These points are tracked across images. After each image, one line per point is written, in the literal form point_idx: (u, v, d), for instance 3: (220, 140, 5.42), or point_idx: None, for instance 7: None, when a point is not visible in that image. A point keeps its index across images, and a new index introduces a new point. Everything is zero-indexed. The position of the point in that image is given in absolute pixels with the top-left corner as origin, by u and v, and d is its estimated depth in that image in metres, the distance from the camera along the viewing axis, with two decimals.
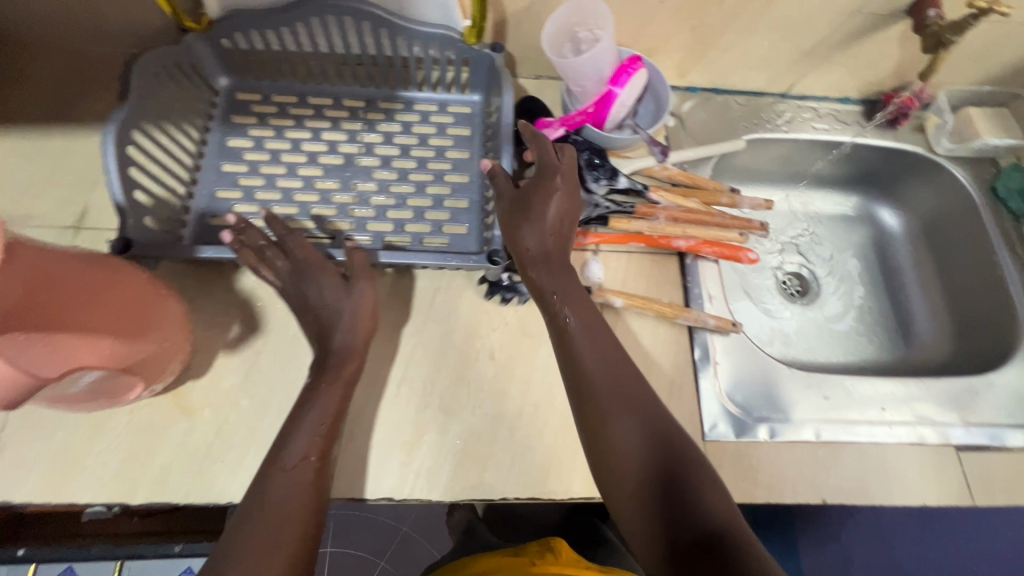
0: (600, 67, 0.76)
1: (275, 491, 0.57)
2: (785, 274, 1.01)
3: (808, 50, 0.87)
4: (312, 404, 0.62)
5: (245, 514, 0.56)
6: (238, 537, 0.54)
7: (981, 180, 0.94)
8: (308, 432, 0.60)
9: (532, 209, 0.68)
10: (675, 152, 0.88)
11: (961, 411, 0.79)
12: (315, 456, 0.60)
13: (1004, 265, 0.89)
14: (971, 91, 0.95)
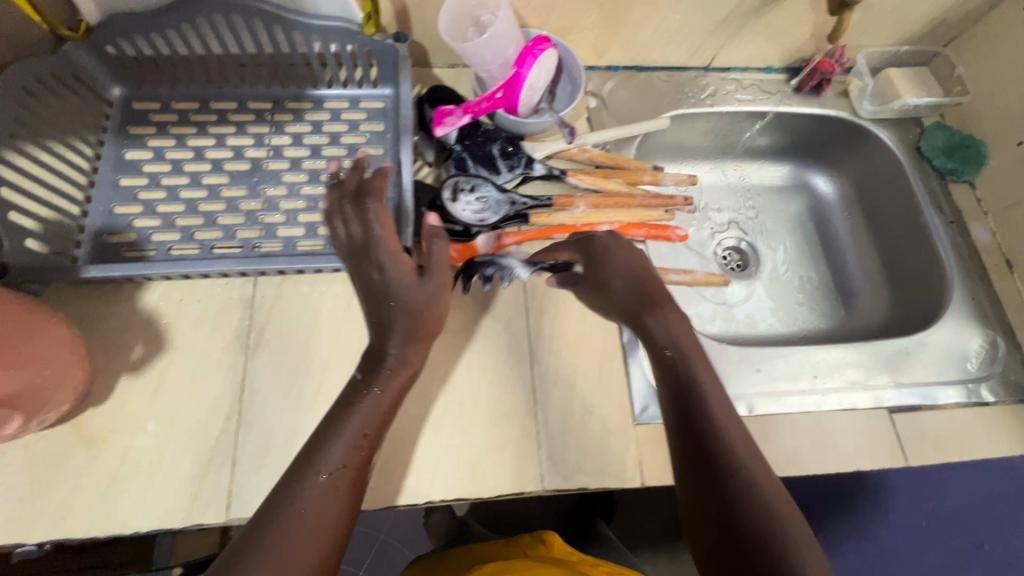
0: (504, 50, 0.74)
1: (299, 502, 0.49)
2: (723, 250, 1.01)
3: (721, 20, 0.85)
4: (355, 407, 0.54)
5: (263, 527, 0.47)
6: (246, 556, 0.45)
7: (905, 141, 0.94)
8: (344, 441, 0.52)
9: (614, 275, 0.67)
10: (594, 133, 0.85)
11: (892, 372, 0.79)
12: (349, 465, 0.52)
13: (931, 223, 0.89)
14: (890, 52, 0.94)
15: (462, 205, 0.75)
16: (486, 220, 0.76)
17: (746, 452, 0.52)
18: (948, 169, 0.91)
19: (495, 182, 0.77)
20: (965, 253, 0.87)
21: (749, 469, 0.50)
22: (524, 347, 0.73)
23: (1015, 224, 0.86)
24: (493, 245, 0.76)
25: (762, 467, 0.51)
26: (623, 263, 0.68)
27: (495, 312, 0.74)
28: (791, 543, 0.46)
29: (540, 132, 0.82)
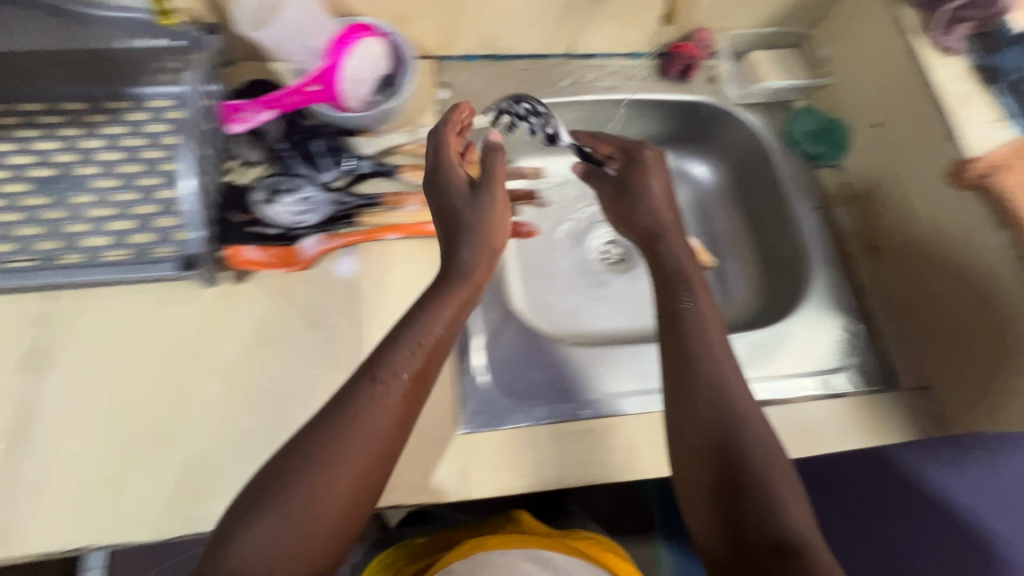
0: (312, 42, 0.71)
1: (366, 412, 0.47)
2: (599, 247, 1.00)
3: (566, 5, 0.81)
4: (430, 319, 0.53)
5: (332, 437, 0.46)
6: (296, 478, 0.44)
7: (773, 126, 0.91)
8: (425, 348, 0.52)
9: (635, 188, 0.78)
10: (435, 127, 0.80)
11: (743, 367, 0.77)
12: (408, 390, 0.50)
13: (796, 211, 0.86)
14: (755, 34, 0.91)
15: (280, 206, 0.71)
16: (308, 222, 0.72)
17: (726, 392, 0.56)
18: (814, 154, 0.88)
19: (316, 183, 0.73)
20: (828, 241, 0.85)
21: (737, 416, 0.54)
22: (349, 358, 0.69)
23: (875, 207, 0.82)
24: (318, 249, 0.73)
25: (753, 408, 0.55)
26: (650, 199, 0.77)
27: (319, 320, 0.71)
28: (771, 482, 0.49)
29: (376, 124, 0.78)
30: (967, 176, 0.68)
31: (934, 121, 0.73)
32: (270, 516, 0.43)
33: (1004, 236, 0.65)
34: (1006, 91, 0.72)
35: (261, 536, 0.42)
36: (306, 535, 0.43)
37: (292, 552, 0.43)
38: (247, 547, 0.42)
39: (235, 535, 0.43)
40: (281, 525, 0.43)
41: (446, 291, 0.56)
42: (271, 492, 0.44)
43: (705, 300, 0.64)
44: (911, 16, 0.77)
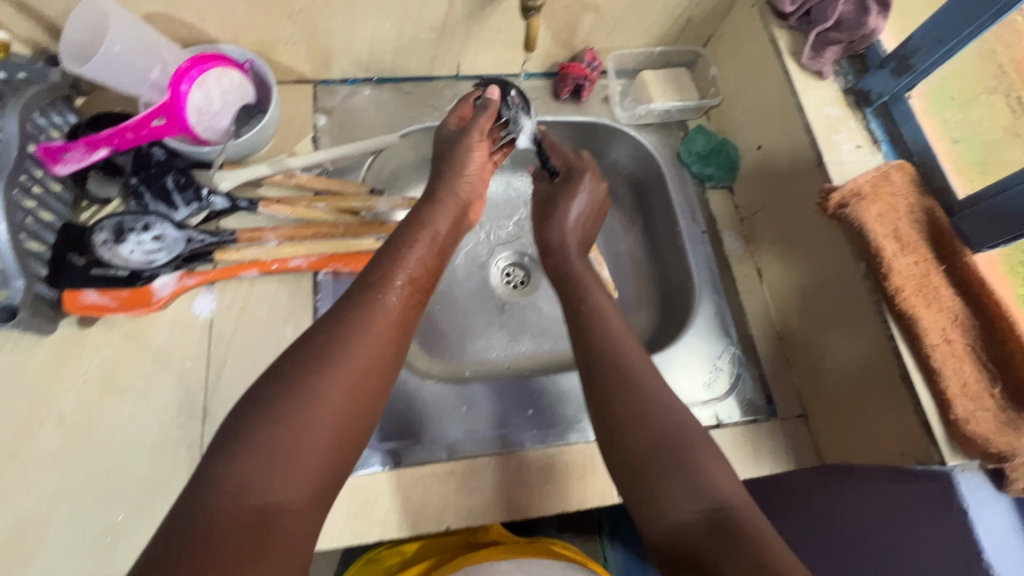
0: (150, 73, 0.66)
1: (367, 323, 0.54)
2: (504, 266, 0.98)
3: (442, 28, 0.79)
4: (409, 249, 0.62)
5: (330, 349, 0.52)
6: (315, 390, 0.49)
7: (666, 146, 0.90)
8: (405, 271, 0.60)
9: (558, 206, 0.79)
10: (301, 155, 0.77)
11: None
12: (399, 307, 0.58)
13: (683, 232, 0.84)
14: (647, 54, 0.90)
15: (127, 246, 0.67)
16: (158, 261, 0.68)
17: (638, 368, 0.59)
18: (705, 175, 0.87)
19: (168, 221, 0.69)
20: (715, 264, 0.83)
21: (647, 383, 0.58)
22: (198, 403, 0.66)
23: (761, 230, 0.82)
24: (173, 288, 0.69)
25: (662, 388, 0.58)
26: (573, 220, 0.78)
27: (169, 365, 0.68)
28: (688, 454, 0.53)
29: (242, 156, 0.76)
30: (826, 208, 0.66)
31: (805, 146, 0.72)
32: (259, 452, 0.45)
33: (863, 266, 0.65)
34: (874, 115, 0.72)
35: (246, 465, 0.45)
36: (298, 464, 0.46)
37: (291, 482, 0.46)
38: (248, 489, 0.44)
39: (224, 480, 0.44)
40: (270, 460, 0.45)
41: (420, 220, 0.66)
42: (274, 418, 0.47)
43: (605, 297, 0.69)
44: (785, 38, 0.76)
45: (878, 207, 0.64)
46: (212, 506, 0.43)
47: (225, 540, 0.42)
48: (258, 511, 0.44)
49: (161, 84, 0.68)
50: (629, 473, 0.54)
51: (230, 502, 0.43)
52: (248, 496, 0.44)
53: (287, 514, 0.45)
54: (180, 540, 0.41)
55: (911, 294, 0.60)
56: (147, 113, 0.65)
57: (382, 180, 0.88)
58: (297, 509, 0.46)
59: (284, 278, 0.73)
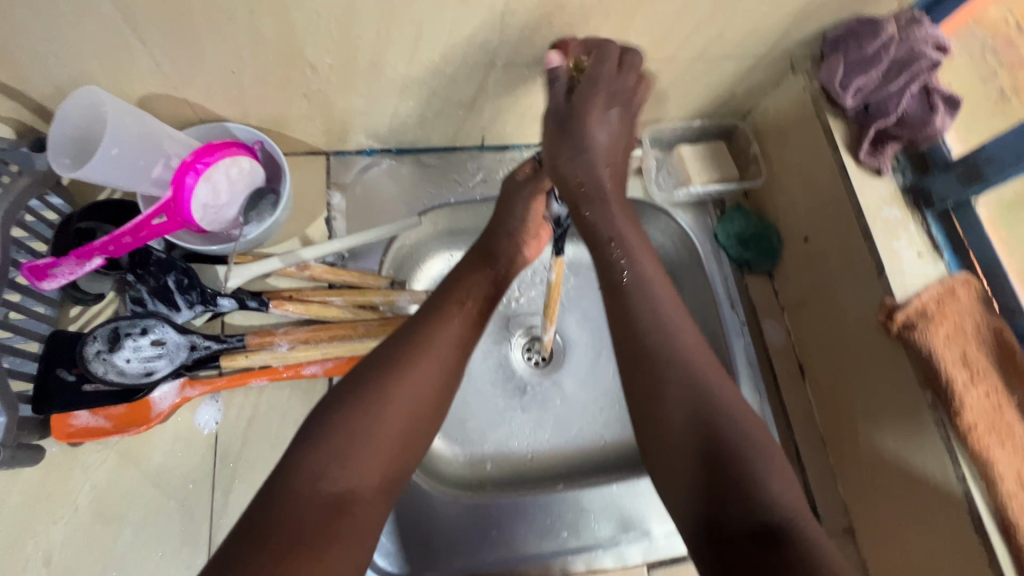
0: (150, 168, 0.59)
1: (435, 336, 0.55)
2: (529, 342, 0.89)
3: (470, 104, 0.72)
4: (473, 270, 0.63)
5: (401, 355, 0.53)
6: (386, 396, 0.50)
7: (703, 225, 0.84)
8: (471, 292, 0.61)
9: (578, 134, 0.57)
10: (316, 245, 0.70)
11: (656, 519, 0.70)
12: (465, 321, 0.58)
13: (725, 323, 0.79)
14: (684, 126, 0.84)
15: (124, 353, 0.60)
16: (158, 371, 0.62)
17: (698, 364, 0.53)
18: (743, 260, 0.81)
19: (167, 327, 0.62)
20: (755, 359, 0.77)
21: (709, 390, 0.51)
22: (202, 533, 0.60)
23: (805, 325, 0.77)
24: (174, 399, 0.63)
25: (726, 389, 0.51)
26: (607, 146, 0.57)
27: (170, 488, 0.61)
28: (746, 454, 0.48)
29: (248, 249, 0.69)
30: (889, 327, 0.62)
31: (859, 250, 0.68)
32: (336, 444, 0.47)
33: (929, 395, 0.60)
34: (934, 218, 0.67)
35: (324, 455, 0.47)
36: (368, 458, 0.48)
37: (362, 475, 0.47)
38: (327, 477, 0.46)
39: (304, 466, 0.46)
40: (344, 450, 0.47)
41: (485, 247, 0.66)
42: (349, 415, 0.49)
43: (650, 263, 0.59)
44: (839, 129, 0.71)
45: (945, 329, 0.60)
46: (293, 491, 0.45)
47: (304, 521, 0.43)
48: (335, 495, 0.45)
49: (164, 179, 0.61)
50: (683, 486, 0.49)
51: (310, 487, 0.45)
52: (327, 482, 0.46)
53: (359, 501, 0.46)
54: (267, 514, 0.44)
55: (986, 433, 0.56)
56: (147, 213, 0.58)
57: (398, 261, 0.81)
58: (369, 500, 0.47)
59: (298, 385, 0.67)
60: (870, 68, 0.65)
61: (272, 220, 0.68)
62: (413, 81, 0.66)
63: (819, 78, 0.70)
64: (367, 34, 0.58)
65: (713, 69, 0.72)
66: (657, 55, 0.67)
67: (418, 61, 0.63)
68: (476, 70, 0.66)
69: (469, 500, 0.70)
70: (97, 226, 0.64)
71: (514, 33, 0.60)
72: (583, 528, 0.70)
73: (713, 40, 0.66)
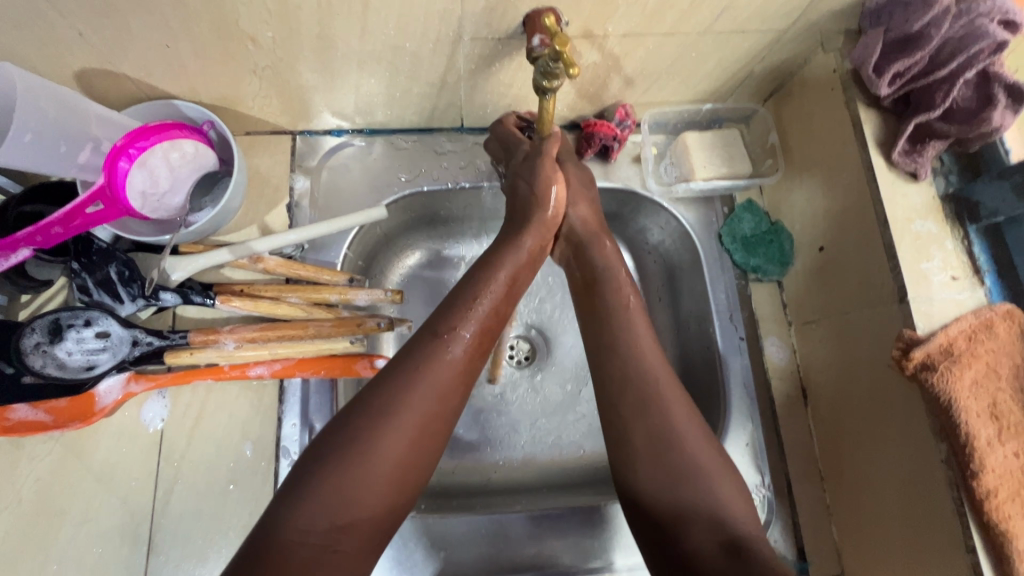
0: (76, 154, 0.57)
1: (431, 371, 0.48)
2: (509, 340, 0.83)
3: (441, 82, 0.65)
4: (482, 292, 0.54)
5: (399, 394, 0.46)
6: (379, 439, 0.44)
7: (706, 223, 0.75)
8: (476, 320, 0.53)
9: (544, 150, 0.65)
10: (269, 236, 0.65)
11: (621, 550, 0.66)
12: (467, 354, 0.51)
13: (717, 337, 0.70)
14: (689, 109, 0.74)
15: (65, 346, 0.58)
16: (100, 365, 0.59)
17: (672, 418, 0.50)
18: (750, 266, 0.72)
19: (108, 321, 0.59)
20: (751, 381, 0.69)
21: (696, 457, 0.48)
22: (143, 532, 0.59)
23: (813, 344, 0.67)
24: (119, 395, 0.61)
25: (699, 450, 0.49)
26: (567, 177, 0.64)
27: (113, 485, 0.60)
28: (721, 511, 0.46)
29: (197, 239, 0.64)
30: (903, 366, 0.52)
31: (880, 270, 0.58)
32: (326, 495, 0.42)
33: (945, 448, 0.51)
34: (978, 234, 0.57)
35: (313, 511, 0.41)
36: (358, 508, 0.42)
37: (345, 526, 0.42)
38: (312, 531, 0.41)
39: (290, 518, 0.41)
40: (334, 500, 0.42)
41: (493, 263, 0.57)
42: (339, 463, 0.43)
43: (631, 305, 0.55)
44: (872, 122, 0.60)
45: (973, 371, 0.50)
46: (275, 543, 0.40)
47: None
48: (318, 550, 0.40)
49: (95, 165, 0.59)
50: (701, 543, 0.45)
51: (294, 539, 0.40)
52: (311, 537, 0.41)
53: (341, 555, 0.41)
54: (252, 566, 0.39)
55: (1007, 501, 0.48)
56: (80, 200, 0.54)
57: (367, 252, 0.76)
58: (352, 555, 0.42)
59: (247, 385, 0.64)
60: (915, 49, 0.53)
61: (219, 210, 0.62)
62: (371, 57, 0.59)
63: (852, 59, 0.59)
64: (307, 4, 0.50)
65: (724, 45, 0.61)
66: (655, 29, 0.57)
67: (370, 34, 0.55)
68: (442, 44, 0.58)
69: (424, 519, 0.66)
70: (43, 210, 0.60)
71: (479, 2, 0.51)
72: (546, 546, 0.66)
73: (722, 11, 0.55)
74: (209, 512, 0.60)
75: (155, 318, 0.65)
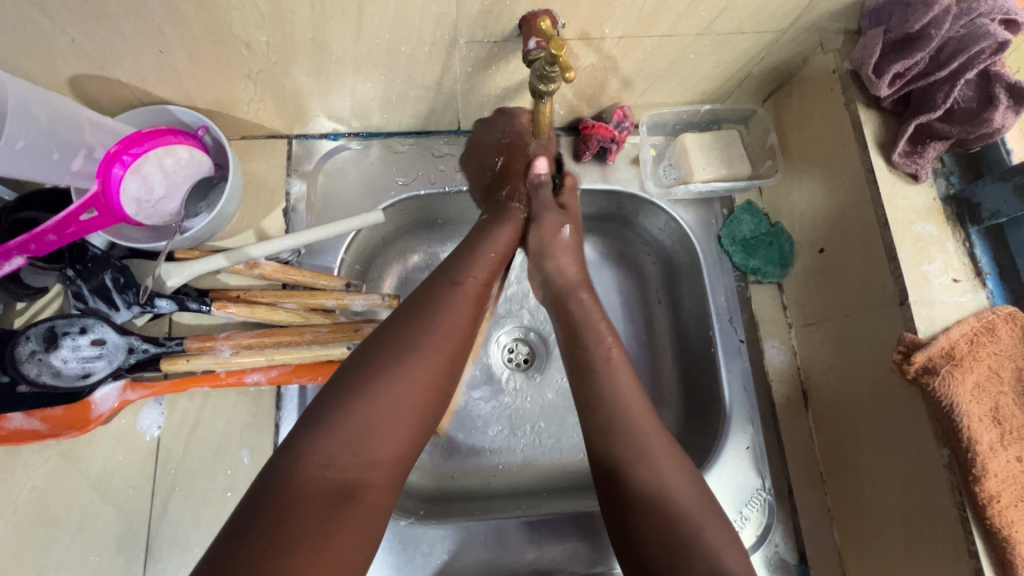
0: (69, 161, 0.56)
1: (440, 318, 0.51)
2: (508, 344, 0.82)
3: (437, 85, 0.64)
4: (476, 255, 0.59)
5: (409, 338, 0.49)
6: (392, 377, 0.46)
7: (705, 224, 0.74)
8: (475, 280, 0.56)
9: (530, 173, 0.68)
10: (265, 241, 0.65)
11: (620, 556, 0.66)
12: (470, 308, 0.54)
13: (717, 339, 0.70)
14: (688, 110, 0.73)
15: (61, 353, 0.57)
16: (96, 372, 0.58)
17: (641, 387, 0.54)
18: (749, 268, 0.72)
19: (104, 328, 0.59)
20: (751, 383, 0.68)
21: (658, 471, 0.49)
22: (140, 540, 0.59)
23: (813, 347, 0.67)
24: (115, 402, 0.60)
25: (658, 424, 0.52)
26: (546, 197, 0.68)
27: (109, 493, 0.60)
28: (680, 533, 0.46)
29: (193, 245, 0.64)
30: (904, 370, 0.51)
31: (880, 271, 0.57)
32: (347, 428, 0.43)
33: (947, 452, 0.51)
34: (980, 236, 0.56)
35: (336, 445, 0.42)
36: (376, 443, 0.43)
37: (369, 461, 0.43)
38: (334, 463, 0.42)
39: (312, 449, 0.42)
40: (355, 435, 0.43)
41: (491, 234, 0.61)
42: (358, 399, 0.44)
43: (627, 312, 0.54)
44: (872, 123, 0.60)
45: (975, 376, 0.50)
46: (297, 477, 0.40)
47: (310, 511, 0.39)
48: (343, 481, 0.41)
49: (89, 172, 0.58)
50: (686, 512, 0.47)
51: (314, 474, 0.41)
52: (333, 469, 0.41)
53: (367, 489, 0.42)
54: (274, 502, 0.39)
55: (1010, 506, 0.47)
56: (74, 207, 0.54)
57: (364, 257, 0.75)
58: (376, 489, 0.43)
59: (243, 391, 0.64)
60: (915, 49, 0.53)
61: (214, 215, 0.62)
62: (366, 60, 0.58)
63: (852, 59, 0.58)
64: (301, 8, 0.50)
65: (723, 46, 0.61)
66: (652, 31, 0.57)
67: (365, 37, 0.55)
68: (438, 47, 0.57)
69: (424, 526, 0.65)
70: (37, 217, 0.59)
71: (475, 5, 0.51)
72: (545, 550, 0.66)
73: (720, 12, 0.55)
74: (206, 519, 0.60)
75: (151, 324, 0.64)
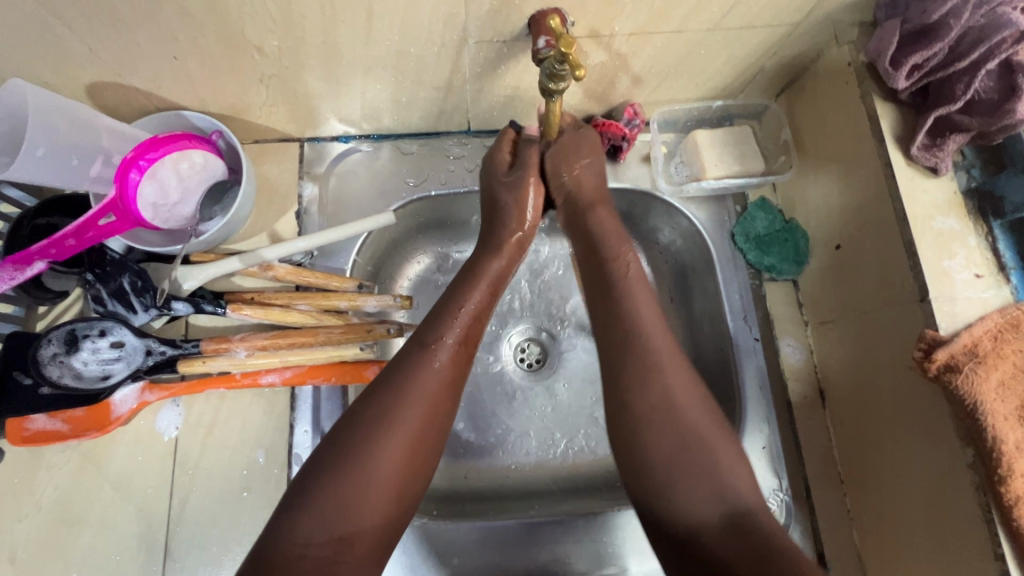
0: (87, 167, 0.57)
1: (415, 376, 0.49)
2: (519, 344, 0.82)
3: (447, 86, 0.64)
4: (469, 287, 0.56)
5: (393, 397, 0.47)
6: (376, 448, 0.44)
7: (718, 221, 0.73)
8: (460, 321, 0.54)
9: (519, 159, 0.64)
10: (277, 244, 0.66)
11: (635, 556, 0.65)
12: (450, 363, 0.51)
13: (731, 338, 0.69)
14: (698, 108, 0.73)
15: (81, 356, 0.58)
16: (115, 374, 0.59)
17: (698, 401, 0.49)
18: (764, 265, 0.71)
19: (123, 330, 0.60)
20: (768, 383, 0.67)
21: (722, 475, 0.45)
22: (159, 539, 0.60)
23: (830, 344, 0.66)
24: (134, 403, 0.61)
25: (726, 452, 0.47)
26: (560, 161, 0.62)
27: (130, 493, 0.61)
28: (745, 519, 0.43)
29: (208, 248, 0.65)
30: (926, 368, 0.50)
31: (900, 268, 0.56)
32: (325, 504, 0.42)
33: (971, 452, 0.50)
34: (1003, 230, 0.55)
35: (318, 519, 0.41)
36: (358, 519, 0.42)
37: (351, 536, 0.42)
38: (313, 541, 0.41)
39: (289, 531, 0.41)
40: (339, 508, 0.42)
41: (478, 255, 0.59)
42: (347, 466, 0.43)
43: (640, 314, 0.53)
44: (888, 117, 0.59)
45: (999, 374, 0.49)
46: (277, 552, 0.40)
47: None
48: (322, 561, 0.40)
49: (106, 177, 0.59)
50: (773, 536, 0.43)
51: (297, 551, 0.40)
52: (312, 547, 0.41)
53: (348, 562, 0.41)
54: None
55: None
56: (93, 212, 0.55)
57: (375, 258, 0.75)
58: (357, 564, 0.42)
59: (259, 392, 0.64)
60: (934, 40, 0.51)
61: (226, 219, 0.63)
62: (376, 62, 0.59)
63: (868, 51, 0.57)
64: (311, 12, 0.50)
65: (735, 41, 0.60)
66: (662, 27, 0.56)
67: (374, 39, 0.55)
68: (447, 49, 0.57)
69: (439, 526, 0.66)
70: (58, 223, 0.60)
71: (483, 5, 0.51)
72: (561, 551, 0.66)
73: (730, 7, 0.54)
74: (223, 520, 0.61)
75: (169, 327, 0.65)
